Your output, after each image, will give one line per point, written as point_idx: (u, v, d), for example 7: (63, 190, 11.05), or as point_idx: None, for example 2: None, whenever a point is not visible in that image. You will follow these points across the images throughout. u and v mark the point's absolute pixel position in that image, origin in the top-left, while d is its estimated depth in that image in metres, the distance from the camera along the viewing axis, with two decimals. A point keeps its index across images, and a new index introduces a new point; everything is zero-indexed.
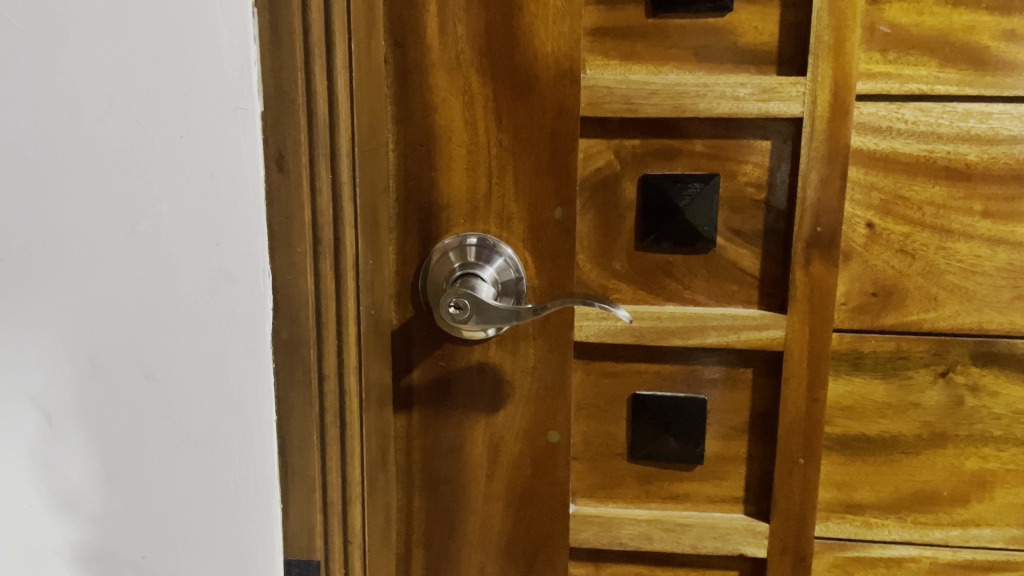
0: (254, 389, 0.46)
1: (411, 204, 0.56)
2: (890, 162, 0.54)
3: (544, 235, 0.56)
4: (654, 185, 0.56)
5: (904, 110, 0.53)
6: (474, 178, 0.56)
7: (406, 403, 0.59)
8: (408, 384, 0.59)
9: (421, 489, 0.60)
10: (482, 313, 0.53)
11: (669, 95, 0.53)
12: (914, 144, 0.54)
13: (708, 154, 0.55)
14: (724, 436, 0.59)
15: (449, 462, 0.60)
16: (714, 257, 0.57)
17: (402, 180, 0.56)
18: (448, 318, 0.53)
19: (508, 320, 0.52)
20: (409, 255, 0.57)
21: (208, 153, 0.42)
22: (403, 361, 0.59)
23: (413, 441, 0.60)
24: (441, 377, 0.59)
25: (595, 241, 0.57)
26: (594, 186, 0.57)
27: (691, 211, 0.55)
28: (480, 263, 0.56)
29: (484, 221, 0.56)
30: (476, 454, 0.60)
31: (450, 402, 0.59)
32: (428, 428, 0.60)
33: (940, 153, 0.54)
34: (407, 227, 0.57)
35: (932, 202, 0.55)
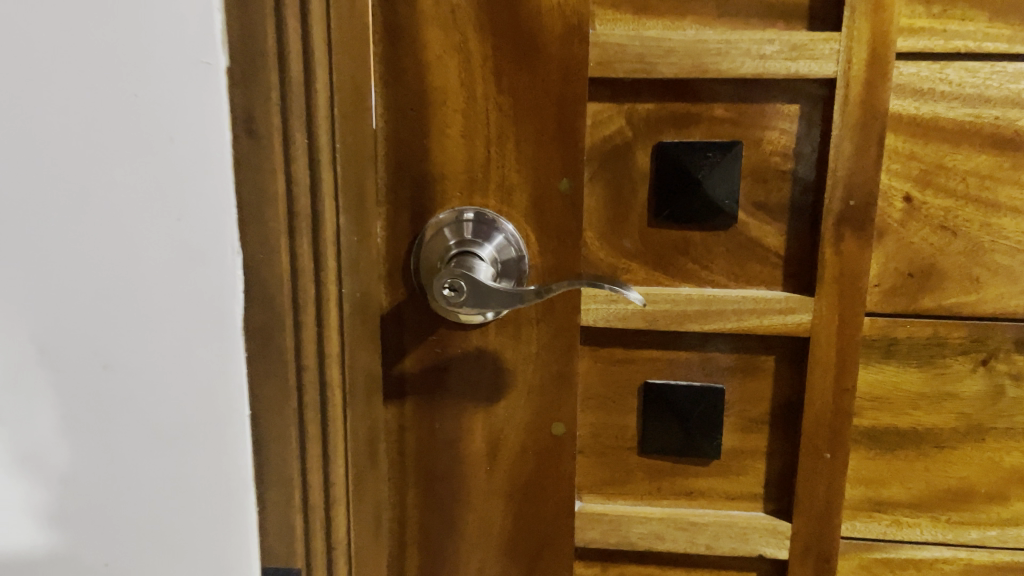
0: (225, 378, 0.41)
1: (402, 176, 0.51)
2: (935, 128, 0.49)
3: (549, 209, 0.51)
4: (670, 153, 0.50)
5: (951, 69, 0.48)
6: (471, 146, 0.50)
7: (398, 392, 0.55)
8: (400, 371, 0.54)
9: (416, 486, 0.56)
10: (478, 295, 0.48)
11: (689, 53, 0.48)
12: (961, 109, 0.48)
13: (729, 120, 0.50)
14: (743, 428, 0.55)
15: (445, 456, 0.55)
16: (735, 233, 0.52)
17: (392, 149, 0.51)
18: (439, 301, 0.48)
19: (507, 302, 0.48)
20: (400, 231, 0.52)
21: (167, 111, 0.37)
22: (394, 347, 0.54)
23: (405, 433, 0.55)
24: (436, 364, 0.54)
25: (605, 216, 0.52)
26: (603, 155, 0.51)
27: (710, 183, 0.50)
28: (478, 240, 0.51)
29: (482, 193, 0.51)
30: (474, 447, 0.55)
31: (446, 391, 0.54)
32: (423, 420, 0.55)
33: (991, 117, 0.48)
34: (397, 201, 0.52)
35: (980, 172, 0.49)
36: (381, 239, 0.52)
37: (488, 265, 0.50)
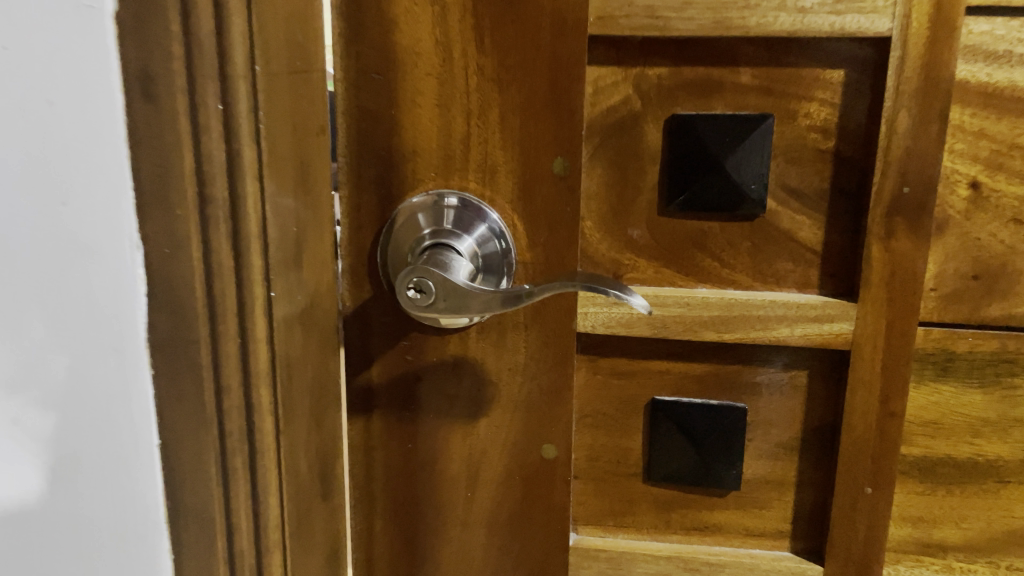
0: (127, 404, 0.32)
1: (367, 152, 0.43)
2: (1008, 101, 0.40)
3: (539, 193, 0.43)
4: (686, 128, 0.42)
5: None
6: (448, 117, 0.42)
7: (364, 406, 0.47)
8: (366, 382, 0.47)
9: (385, 514, 0.48)
10: (450, 299, 0.39)
11: (710, 6, 0.39)
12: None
13: (758, 88, 0.41)
14: (768, 455, 0.46)
15: (419, 481, 0.48)
16: (762, 225, 0.43)
17: (354, 119, 0.43)
18: (404, 305, 0.40)
19: (483, 308, 0.39)
20: (365, 218, 0.44)
21: (38, 67, 0.28)
22: (359, 354, 0.46)
23: (373, 453, 0.48)
24: (408, 374, 0.46)
25: (608, 203, 0.44)
26: (606, 129, 0.43)
27: (733, 164, 0.42)
28: (456, 230, 0.42)
29: (461, 174, 0.43)
30: (453, 471, 0.47)
31: (420, 406, 0.47)
32: (393, 439, 0.47)
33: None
34: (361, 181, 0.44)
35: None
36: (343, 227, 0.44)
37: (466, 261, 0.42)
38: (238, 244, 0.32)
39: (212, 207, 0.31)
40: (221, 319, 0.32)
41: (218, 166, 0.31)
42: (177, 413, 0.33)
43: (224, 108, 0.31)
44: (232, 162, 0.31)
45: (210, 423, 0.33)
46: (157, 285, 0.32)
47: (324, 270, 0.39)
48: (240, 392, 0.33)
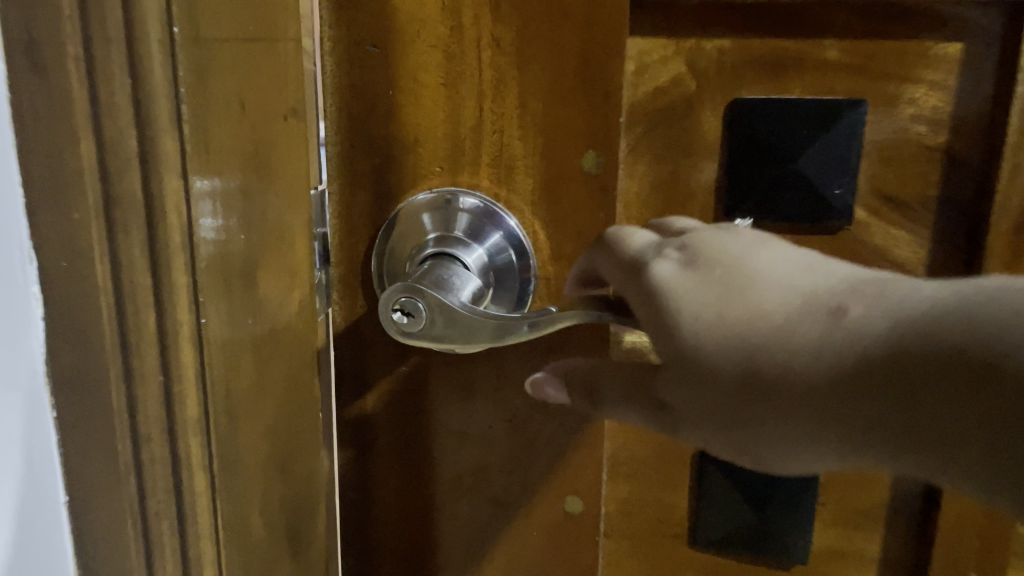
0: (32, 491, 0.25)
1: (359, 141, 0.36)
2: (924, 382, 0.22)
3: (566, 195, 0.35)
4: (753, 116, 0.33)
5: (789, 281, 0.27)
6: (455, 100, 0.34)
7: (358, 442, 0.40)
8: (360, 414, 0.39)
9: (385, 565, 0.41)
10: (443, 326, 0.32)
11: (580, 381, 0.33)
12: (965, 327, 0.21)
13: (847, 66, 0.33)
14: (845, 523, 0.38)
15: (420, 532, 0.40)
16: (845, 238, 0.35)
17: (345, 102, 0.35)
18: (387, 329, 0.33)
19: (473, 338, 0.32)
20: (359, 220, 0.37)
21: None
22: (352, 381, 0.39)
23: (369, 494, 0.41)
24: (409, 406, 0.39)
25: (655, 209, 0.35)
26: (652, 117, 0.34)
27: (809, 162, 0.33)
28: (463, 237, 0.35)
29: (471, 169, 0.35)
30: (459, 523, 0.40)
31: (423, 445, 0.39)
32: (392, 482, 0.40)
33: (893, 360, 0.23)
34: (354, 176, 0.36)
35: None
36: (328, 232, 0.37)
37: (472, 277, 0.34)
38: (157, 259, 0.25)
39: (121, 212, 0.24)
40: (138, 355, 0.25)
41: (128, 158, 0.24)
42: (87, 473, 0.26)
43: (134, 82, 0.23)
44: (147, 152, 0.24)
45: (128, 484, 0.26)
46: (48, 306, 0.25)
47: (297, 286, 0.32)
48: (165, 444, 0.26)
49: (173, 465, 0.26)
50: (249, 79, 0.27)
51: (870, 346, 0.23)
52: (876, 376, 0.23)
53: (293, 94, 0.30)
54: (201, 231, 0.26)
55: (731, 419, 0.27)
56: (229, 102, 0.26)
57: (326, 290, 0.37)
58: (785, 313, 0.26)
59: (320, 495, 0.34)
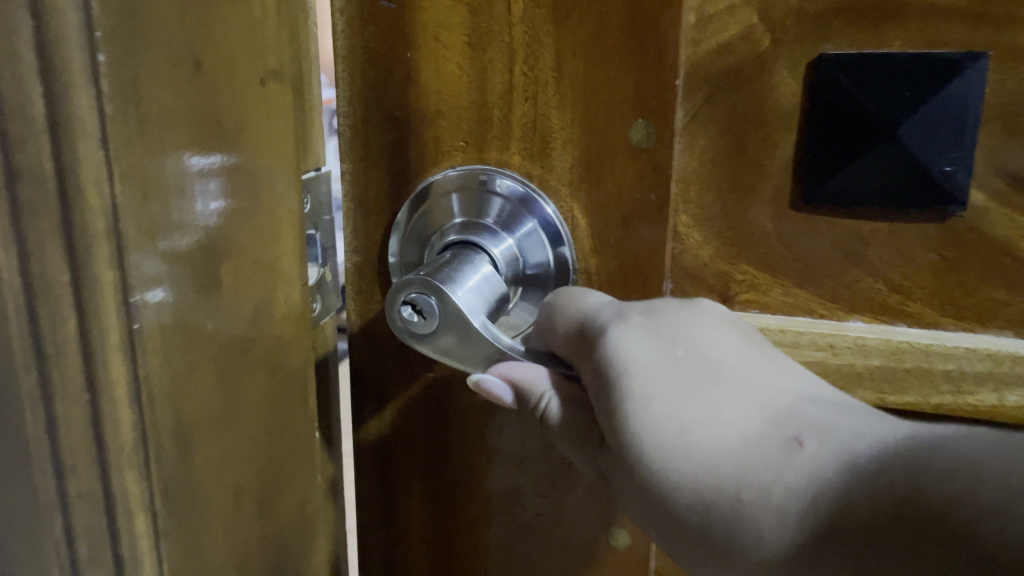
0: None
1: (375, 113, 0.31)
2: (891, 543, 0.18)
3: (610, 174, 0.29)
4: (842, 73, 0.27)
5: (743, 390, 0.23)
6: (481, 61, 0.29)
7: (377, 456, 0.35)
8: (379, 425, 0.35)
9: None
10: (454, 327, 0.27)
11: (534, 400, 0.27)
12: (946, 481, 0.18)
13: (963, 10, 0.26)
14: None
15: (445, 560, 0.36)
16: (954, 226, 0.28)
17: (359, 68, 0.31)
18: (394, 329, 0.28)
19: (488, 347, 0.27)
20: (376, 204, 0.32)
21: None
22: (370, 388, 0.34)
23: (389, 516, 0.36)
24: (432, 418, 0.34)
25: (716, 189, 0.30)
26: (715, 79, 0.29)
27: (911, 131, 0.27)
28: (488, 225, 0.31)
29: (500, 144, 0.30)
30: (489, 553, 0.35)
31: (446, 464, 0.34)
32: (413, 502, 0.35)
33: (863, 517, 0.19)
34: (371, 153, 0.32)
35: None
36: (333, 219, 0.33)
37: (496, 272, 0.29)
38: (77, 252, 0.19)
39: (30, 194, 0.19)
40: (73, 367, 0.20)
41: (37, 122, 0.18)
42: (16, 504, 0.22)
43: (37, 29, 0.18)
44: (57, 119, 0.18)
45: (60, 513, 0.21)
46: None
47: (281, 285, 0.27)
48: (93, 475, 0.21)
49: (107, 494, 0.21)
50: (209, 33, 0.22)
51: (833, 491, 0.19)
52: (834, 531, 0.19)
53: (265, 55, 0.25)
54: (134, 219, 0.20)
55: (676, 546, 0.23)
56: (179, 57, 0.21)
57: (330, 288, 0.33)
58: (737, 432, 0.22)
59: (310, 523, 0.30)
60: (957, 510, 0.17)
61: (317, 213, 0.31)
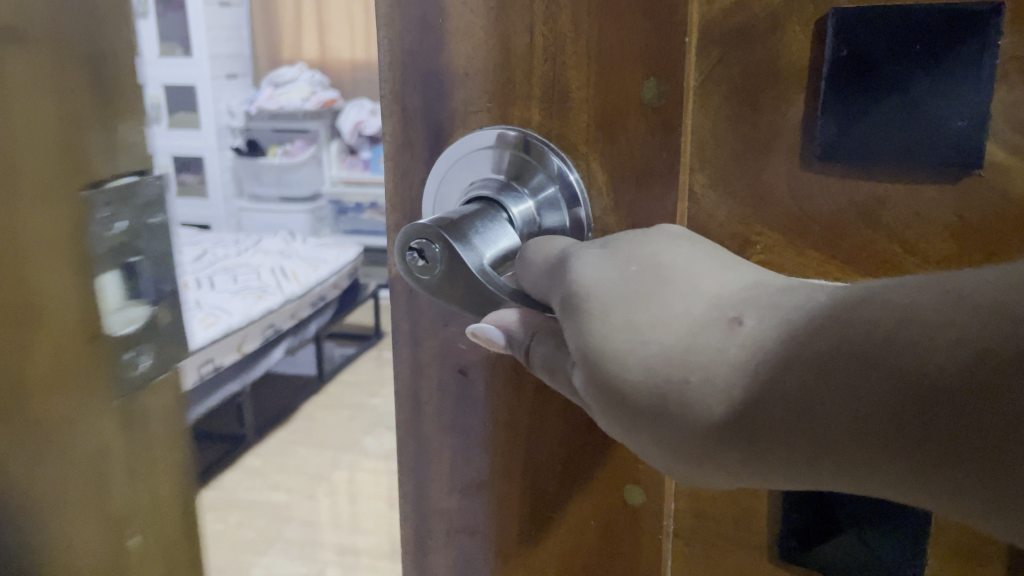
0: None
1: (407, 73, 0.33)
2: (827, 392, 0.21)
3: (624, 130, 0.30)
4: (850, 28, 0.27)
5: (690, 286, 0.26)
6: (503, 21, 0.31)
7: (412, 405, 0.37)
8: (413, 376, 0.36)
9: (439, 548, 0.38)
10: (449, 272, 0.30)
11: (520, 336, 0.30)
12: (879, 324, 0.20)
13: None
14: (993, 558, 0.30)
15: (474, 510, 0.37)
16: (973, 182, 0.28)
17: (394, 30, 0.32)
18: (399, 266, 0.31)
19: (477, 292, 0.30)
20: (412, 161, 0.34)
21: None
22: (406, 339, 0.36)
23: (422, 467, 0.37)
24: (460, 371, 0.35)
25: (730, 147, 0.30)
26: (730, 36, 0.29)
27: (919, 84, 0.27)
28: (510, 184, 0.32)
29: (524, 101, 0.31)
30: (514, 506, 0.36)
31: (473, 415, 0.35)
32: (443, 455, 0.36)
33: (806, 372, 0.21)
34: (405, 112, 0.33)
35: (959, 415, 0.19)
36: (149, 250, 0.36)
37: (510, 229, 0.31)
38: None
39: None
40: None
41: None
42: None
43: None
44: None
45: None
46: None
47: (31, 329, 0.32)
48: None
49: None
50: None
51: (771, 357, 0.22)
52: (783, 394, 0.22)
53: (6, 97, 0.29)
54: None
55: (636, 437, 0.25)
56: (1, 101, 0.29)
57: (158, 331, 0.36)
58: (679, 315, 0.25)
59: (134, 554, 0.37)
60: (879, 346, 0.20)
61: (133, 242, 0.34)
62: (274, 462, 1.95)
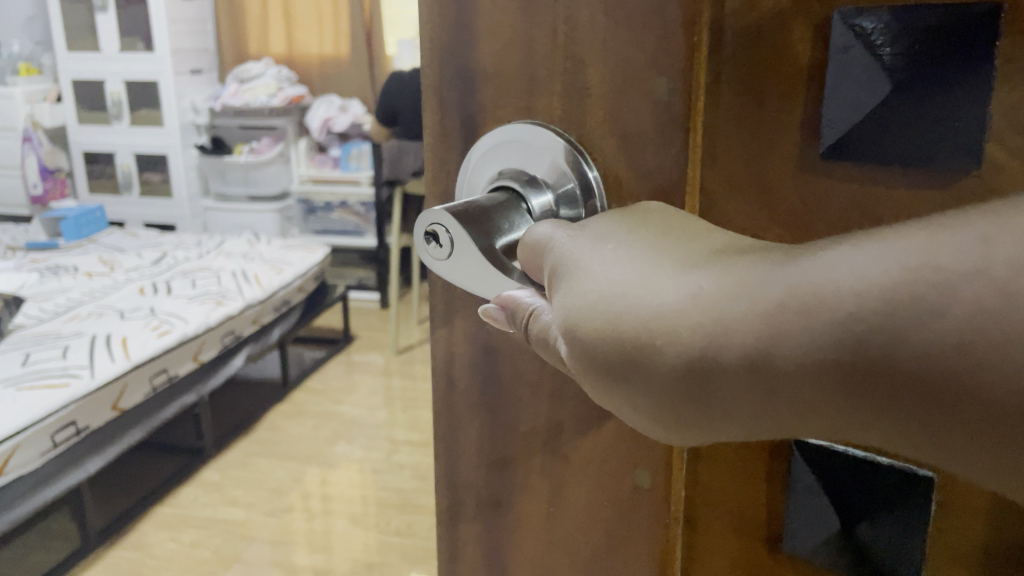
0: None
1: (446, 80, 0.36)
2: (783, 347, 0.23)
3: (631, 124, 0.32)
4: (853, 30, 0.27)
5: (657, 257, 0.28)
6: (522, 23, 0.33)
7: (446, 373, 0.40)
8: (448, 345, 0.39)
9: (466, 526, 0.41)
10: (462, 256, 0.32)
11: (522, 313, 0.30)
12: (823, 280, 0.23)
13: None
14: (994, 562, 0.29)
15: (498, 470, 0.39)
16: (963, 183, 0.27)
17: (434, 32, 0.36)
18: (419, 248, 0.34)
19: (487, 275, 0.32)
20: (450, 149, 0.37)
21: None
22: (443, 311, 0.39)
23: (455, 429, 0.40)
24: (487, 340, 0.38)
25: (738, 142, 0.31)
26: (742, 35, 0.29)
27: (915, 90, 0.26)
28: (534, 177, 0.34)
29: (543, 96, 0.34)
30: (534, 469, 0.38)
31: (499, 382, 0.38)
32: (473, 430, 0.39)
33: (757, 328, 0.24)
34: (443, 105, 0.37)
35: (900, 352, 0.21)
36: None
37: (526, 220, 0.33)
38: None
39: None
40: None
41: None
42: None
43: None
44: None
45: None
46: None
47: None
48: None
49: None
50: None
51: (725, 314, 0.24)
52: (735, 345, 0.24)
53: None
54: None
55: (615, 396, 0.27)
56: None
57: None
58: (640, 276, 0.27)
59: None
60: (825, 299, 0.22)
61: None
62: (236, 475, 1.90)
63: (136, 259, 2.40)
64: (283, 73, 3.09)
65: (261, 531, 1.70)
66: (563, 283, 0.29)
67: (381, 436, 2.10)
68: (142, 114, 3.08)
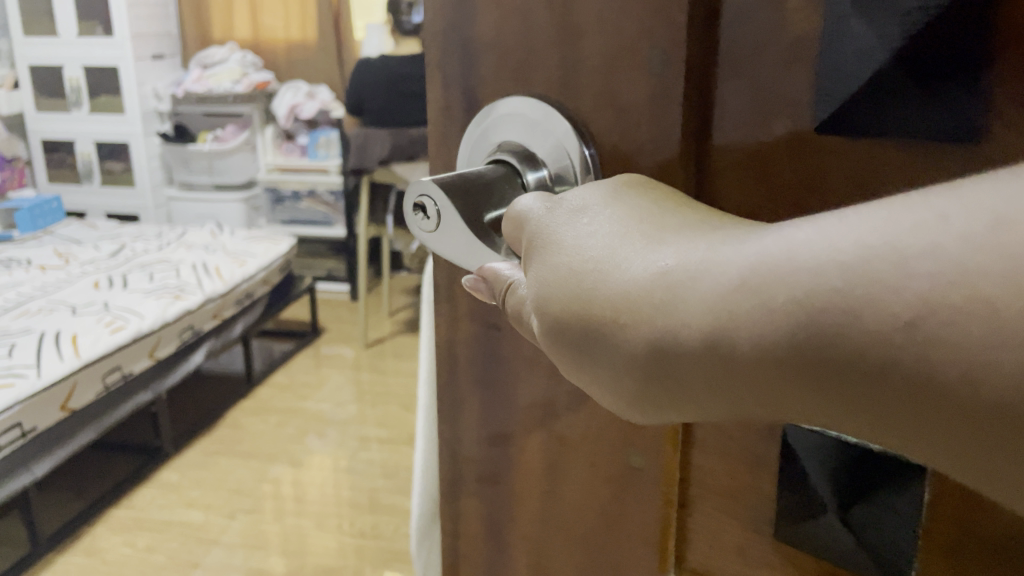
0: None
1: (449, 53, 0.36)
2: (741, 332, 0.22)
3: (624, 103, 0.31)
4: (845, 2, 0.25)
5: (623, 230, 0.27)
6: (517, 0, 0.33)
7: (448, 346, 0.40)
8: (450, 318, 0.39)
9: (469, 498, 0.42)
10: (450, 228, 0.33)
11: (501, 284, 0.31)
12: (793, 258, 0.21)
13: None
14: (996, 555, 0.26)
15: (497, 445, 0.39)
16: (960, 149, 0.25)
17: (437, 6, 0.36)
18: (408, 220, 0.34)
19: (473, 248, 0.33)
20: (451, 123, 0.37)
21: None
22: (448, 284, 0.39)
23: (457, 401, 0.40)
24: (487, 314, 0.38)
25: (739, 115, 0.29)
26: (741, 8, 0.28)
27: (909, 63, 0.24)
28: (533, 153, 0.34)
29: (537, 74, 0.33)
30: (530, 447, 0.38)
31: (500, 358, 0.38)
32: (474, 403, 0.40)
33: (719, 310, 0.23)
34: (445, 79, 0.37)
35: (853, 337, 0.20)
36: None
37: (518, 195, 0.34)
38: None
39: None
40: None
41: None
42: None
43: None
44: None
45: None
46: None
47: None
48: None
49: None
50: None
51: (687, 297, 0.23)
52: (695, 332, 0.23)
53: None
54: None
55: (584, 374, 0.27)
56: None
57: None
58: (607, 250, 0.26)
59: None
60: (793, 280, 0.21)
61: None
62: (196, 475, 1.86)
63: (93, 249, 2.35)
64: (249, 59, 3.06)
65: (227, 534, 1.66)
66: (536, 256, 0.29)
67: (349, 435, 2.06)
68: (99, 101, 2.99)
